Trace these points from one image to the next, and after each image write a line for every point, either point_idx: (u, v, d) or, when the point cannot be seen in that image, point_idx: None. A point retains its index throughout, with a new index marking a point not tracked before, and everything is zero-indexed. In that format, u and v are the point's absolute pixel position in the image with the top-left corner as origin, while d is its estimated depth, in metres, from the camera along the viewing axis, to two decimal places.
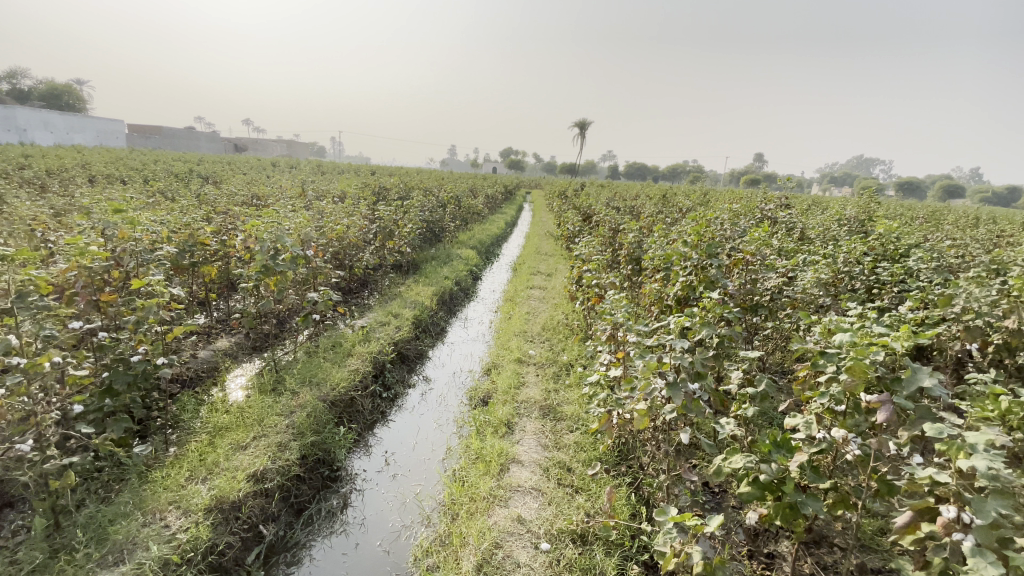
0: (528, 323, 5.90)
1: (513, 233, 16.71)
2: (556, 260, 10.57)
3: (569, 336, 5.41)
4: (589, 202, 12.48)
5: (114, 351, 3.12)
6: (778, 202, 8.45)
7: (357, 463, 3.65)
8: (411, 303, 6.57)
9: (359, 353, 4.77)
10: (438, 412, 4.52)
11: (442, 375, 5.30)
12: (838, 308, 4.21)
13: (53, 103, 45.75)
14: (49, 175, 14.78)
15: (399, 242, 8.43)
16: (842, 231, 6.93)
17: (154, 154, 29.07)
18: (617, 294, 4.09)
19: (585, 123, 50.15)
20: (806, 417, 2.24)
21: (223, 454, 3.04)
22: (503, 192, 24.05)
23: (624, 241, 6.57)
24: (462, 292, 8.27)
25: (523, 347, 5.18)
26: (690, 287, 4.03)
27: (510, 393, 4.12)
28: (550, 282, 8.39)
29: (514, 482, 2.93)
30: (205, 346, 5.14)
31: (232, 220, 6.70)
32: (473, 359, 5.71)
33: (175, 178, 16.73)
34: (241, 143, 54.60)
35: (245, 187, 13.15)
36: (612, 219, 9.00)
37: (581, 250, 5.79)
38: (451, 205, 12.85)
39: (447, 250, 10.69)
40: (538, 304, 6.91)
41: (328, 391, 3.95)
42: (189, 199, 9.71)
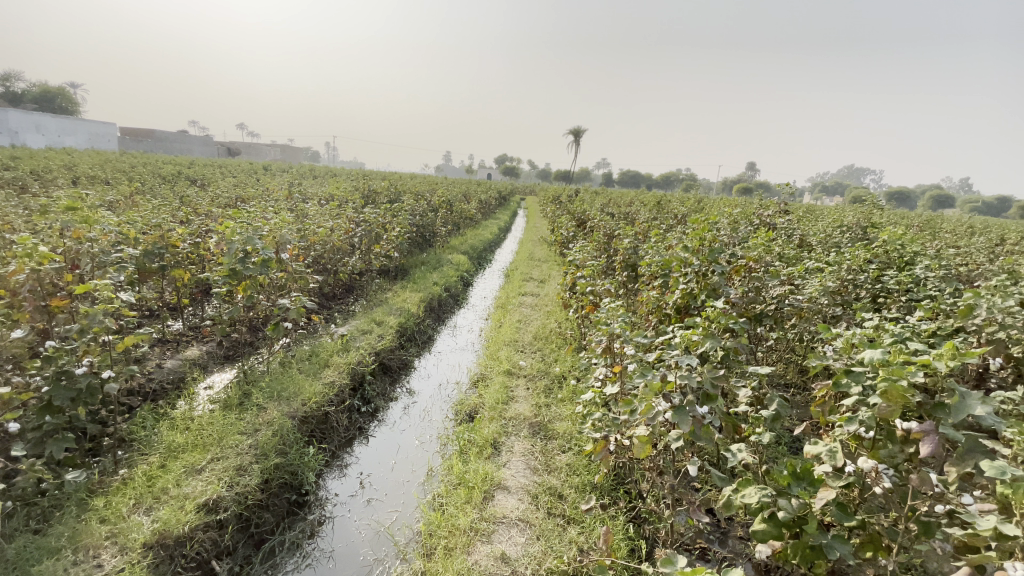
0: (519, 332, 5.60)
1: (506, 239, 16.47)
2: (550, 266, 10.31)
3: (561, 346, 5.13)
4: (583, 207, 12.26)
5: (58, 362, 2.79)
6: (776, 209, 8.24)
7: (329, 487, 3.34)
8: (397, 310, 6.26)
9: (336, 363, 4.46)
10: (421, 428, 4.21)
11: (427, 388, 5.00)
12: (847, 318, 3.95)
13: (43, 105, 45.23)
14: (32, 176, 14.47)
15: (386, 246, 8.14)
16: (843, 237, 6.71)
17: (143, 157, 28.66)
18: (613, 302, 3.81)
19: (579, 130, 50.24)
20: (830, 446, 1.98)
21: (174, 480, 2.71)
22: (496, 197, 23.88)
23: (619, 247, 6.31)
24: (452, 299, 7.98)
25: (514, 358, 4.89)
26: (690, 295, 3.76)
27: (497, 408, 3.82)
28: (543, 288, 8.11)
29: (499, 513, 2.63)
30: (173, 355, 4.81)
31: (209, 221, 6.38)
32: (460, 370, 5.41)
33: (162, 180, 16.46)
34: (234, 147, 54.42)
35: (232, 189, 12.86)
36: (606, 224, 8.75)
37: (574, 255, 5.53)
38: (442, 209, 12.59)
39: (437, 255, 10.41)
40: (530, 312, 6.62)
41: (299, 406, 3.64)
42: (171, 201, 9.40)
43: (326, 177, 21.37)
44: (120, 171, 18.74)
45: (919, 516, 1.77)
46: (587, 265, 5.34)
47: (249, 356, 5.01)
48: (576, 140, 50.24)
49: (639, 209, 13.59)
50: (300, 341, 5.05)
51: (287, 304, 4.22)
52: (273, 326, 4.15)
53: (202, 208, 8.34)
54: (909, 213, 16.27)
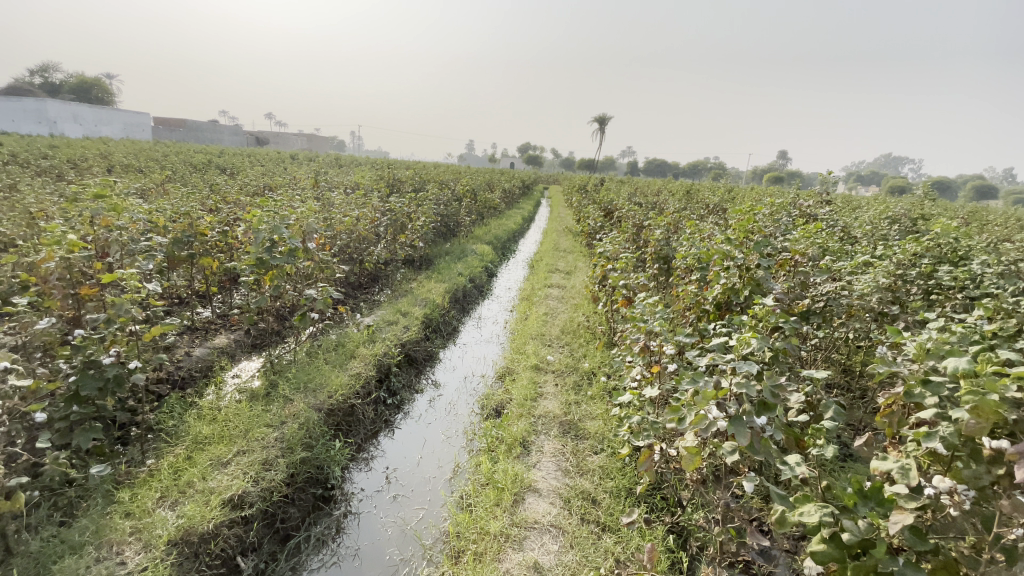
0: (546, 326, 5.45)
1: (531, 229, 16.30)
2: (576, 257, 10.10)
3: (591, 340, 4.97)
4: (610, 197, 11.96)
5: (85, 352, 2.75)
6: (816, 200, 7.86)
7: (354, 481, 3.28)
8: (422, 301, 6.18)
9: (362, 354, 4.39)
10: (447, 422, 4.13)
11: (452, 381, 4.90)
12: (902, 317, 3.69)
13: (82, 96, 46.63)
14: (71, 165, 14.94)
15: (411, 236, 8.06)
16: (890, 231, 6.33)
17: (176, 147, 29.29)
18: (649, 297, 3.63)
19: (605, 118, 49.35)
20: (903, 462, 1.82)
21: (200, 473, 2.68)
22: (520, 186, 23.65)
23: (651, 238, 6.08)
24: (476, 290, 7.88)
25: (542, 352, 4.74)
26: (734, 290, 3.55)
27: (526, 405, 3.70)
28: (569, 280, 7.93)
29: (530, 518, 2.52)
30: (201, 343, 4.82)
31: (237, 209, 6.38)
32: (486, 364, 5.30)
33: (193, 169, 16.76)
34: (262, 137, 55.34)
35: (260, 177, 13.00)
36: (635, 215, 8.48)
37: (605, 246, 5.33)
38: (466, 198, 12.48)
39: (462, 245, 10.32)
40: (557, 305, 6.46)
41: (325, 399, 3.58)
42: (201, 189, 9.52)
43: (352, 166, 21.47)
44: (154, 160, 19.16)
45: (1007, 545, 1.58)
46: (619, 257, 5.15)
47: (276, 345, 4.99)
48: (601, 128, 49.41)
49: (668, 199, 13.23)
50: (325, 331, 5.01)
51: (313, 294, 4.14)
52: (298, 316, 4.07)
53: (231, 196, 8.39)
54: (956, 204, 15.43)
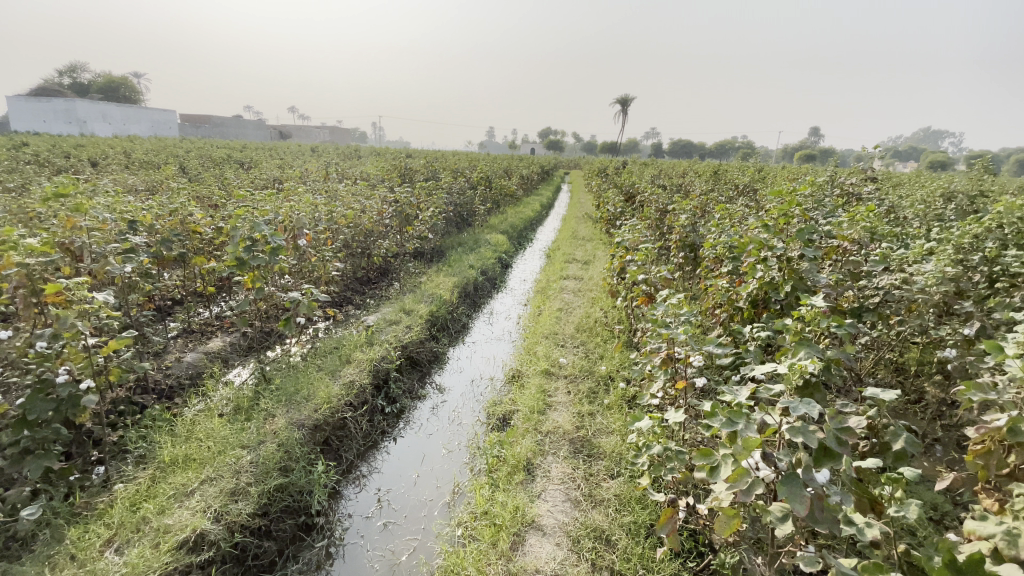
0: (560, 323, 5.02)
1: (550, 216, 15.79)
2: (595, 246, 9.59)
3: (608, 340, 4.53)
4: (631, 180, 11.34)
5: (34, 372, 2.48)
6: (859, 177, 7.15)
7: (342, 507, 2.94)
8: (428, 298, 5.83)
9: (358, 359, 4.05)
10: (450, 433, 3.76)
11: (458, 385, 4.53)
12: (975, 314, 3.12)
13: (111, 96, 47.65)
14: (93, 164, 15.10)
15: (420, 227, 7.69)
16: (946, 212, 5.65)
17: (198, 142, 29.63)
18: (672, 295, 3.16)
19: (627, 100, 48.08)
20: (1012, 528, 1.36)
21: (159, 507, 2.38)
22: (539, 172, 23.07)
23: (675, 225, 5.55)
24: (489, 283, 7.49)
25: (554, 353, 4.32)
26: (772, 284, 3.06)
27: (533, 418, 3.30)
28: (587, 271, 7.46)
29: (530, 565, 2.14)
30: (194, 348, 4.57)
31: (235, 204, 6.09)
32: (495, 365, 4.92)
33: (211, 164, 16.78)
34: (284, 131, 55.87)
35: (273, 171, 12.84)
36: (658, 199, 7.91)
37: (624, 235, 4.84)
38: (481, 186, 12.04)
39: (476, 235, 9.93)
40: (573, 299, 6.02)
41: (310, 413, 3.24)
42: (210, 184, 9.36)
43: (369, 156, 21.26)
44: (174, 156, 19.29)
45: None
46: (639, 247, 4.66)
47: (272, 347, 4.72)
48: (623, 110, 48.12)
49: (693, 181, 12.52)
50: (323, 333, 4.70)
51: (298, 296, 3.72)
52: (285, 320, 3.73)
53: (237, 191, 8.17)
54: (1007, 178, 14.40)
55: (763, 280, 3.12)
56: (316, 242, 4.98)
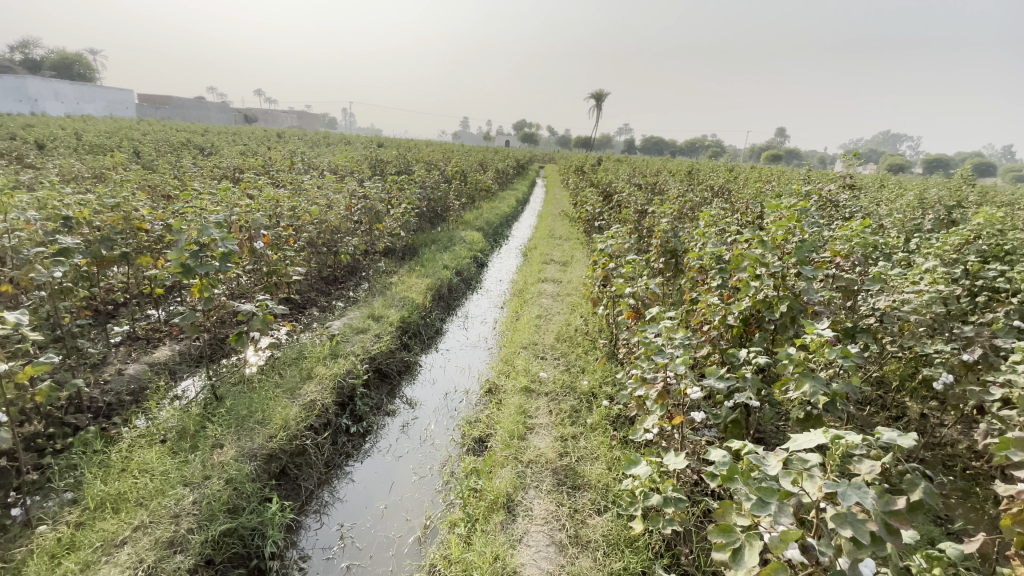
0: (539, 332, 4.78)
1: (526, 212, 15.56)
2: (572, 246, 9.40)
3: (590, 351, 4.33)
4: (609, 179, 11.19)
5: None
6: (837, 184, 7.14)
7: (299, 546, 2.64)
8: (400, 302, 5.50)
9: (321, 374, 3.73)
10: (420, 456, 3.48)
11: (430, 398, 4.25)
12: (969, 336, 3.04)
13: (61, 72, 44.79)
14: (37, 146, 14.08)
15: (391, 224, 7.33)
16: (924, 223, 5.66)
17: (158, 125, 28.14)
18: (663, 313, 2.96)
19: (602, 95, 48.18)
20: None
21: (81, 564, 2.04)
22: (515, 166, 22.78)
23: (656, 230, 5.39)
24: (463, 283, 7.20)
25: (534, 367, 4.08)
26: (767, 302, 2.90)
27: (513, 443, 3.06)
28: (565, 273, 7.25)
29: None
30: (138, 359, 4.16)
31: (189, 197, 5.62)
32: (470, 376, 4.66)
33: (169, 148, 15.88)
34: (250, 115, 53.90)
35: (235, 159, 12.15)
36: (637, 200, 7.74)
37: (606, 242, 4.63)
38: (456, 180, 11.69)
39: (450, 232, 9.60)
40: (552, 305, 5.79)
41: (265, 440, 2.92)
42: (164, 173, 8.72)
43: (340, 145, 20.52)
44: (129, 139, 18.18)
45: None
46: (622, 254, 4.46)
47: (227, 357, 4.33)
48: (598, 105, 48.20)
49: (670, 181, 12.47)
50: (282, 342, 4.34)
51: (250, 309, 3.10)
52: (236, 335, 3.28)
53: (192, 182, 7.62)
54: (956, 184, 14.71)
55: (757, 298, 2.95)
56: (277, 243, 4.59)
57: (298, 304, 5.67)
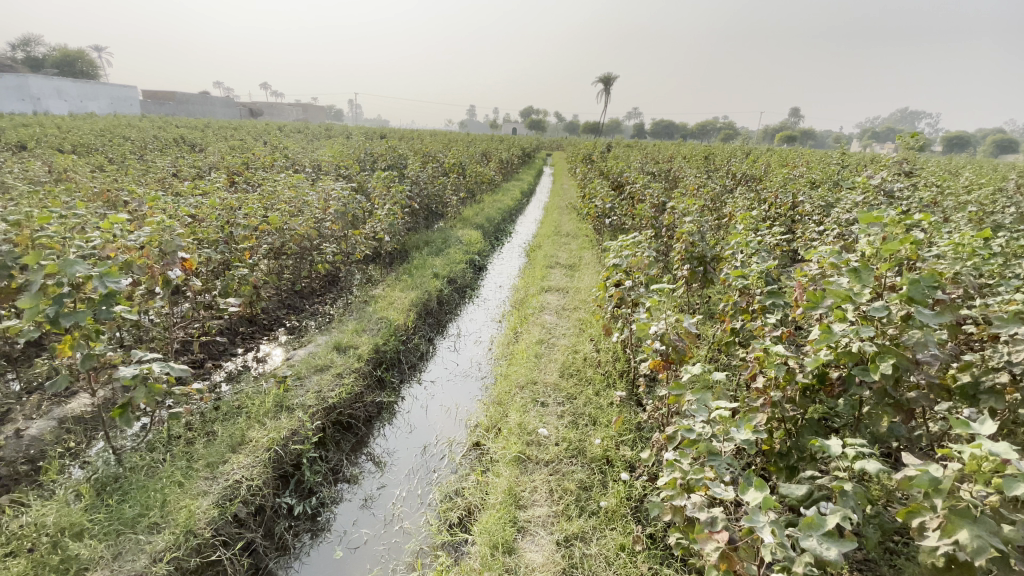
0: (539, 365, 3.93)
1: (532, 205, 14.63)
2: (580, 245, 8.52)
3: (603, 394, 3.46)
4: (620, 167, 10.24)
5: None
6: (890, 170, 6.12)
7: None
8: (376, 326, 4.67)
9: (258, 438, 2.93)
10: (381, 547, 2.65)
11: (404, 454, 3.43)
12: None
13: (66, 70, 44.50)
14: (15, 146, 13.32)
15: (374, 228, 6.47)
16: (1004, 218, 4.70)
17: (155, 120, 27.45)
18: (709, 378, 2.09)
19: (609, 79, 46.75)
20: None
21: None
22: (519, 155, 21.79)
23: (681, 232, 4.48)
24: (457, 294, 6.35)
25: (531, 417, 3.23)
26: (853, 357, 2.05)
27: (499, 555, 2.22)
28: (572, 280, 6.38)
29: None
30: (44, 414, 3.36)
31: (127, 207, 4.78)
32: (456, 420, 3.82)
33: (155, 145, 15.05)
34: (254, 108, 53.32)
35: (217, 156, 11.29)
36: (654, 194, 6.79)
37: (620, 256, 3.73)
38: (454, 173, 10.78)
39: (446, 232, 8.74)
40: (557, 323, 4.92)
41: (153, 560, 2.13)
42: (128, 175, 7.88)
43: (341, 137, 19.78)
44: (122, 137, 17.57)
45: None
46: (642, 270, 3.58)
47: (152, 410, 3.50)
48: (606, 89, 46.82)
49: (686, 168, 11.48)
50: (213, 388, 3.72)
51: (134, 369, 2.22)
52: (121, 406, 2.30)
53: (154, 186, 6.84)
54: (990, 164, 13.59)
55: (838, 350, 2.10)
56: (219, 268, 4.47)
57: (260, 327, 5.07)
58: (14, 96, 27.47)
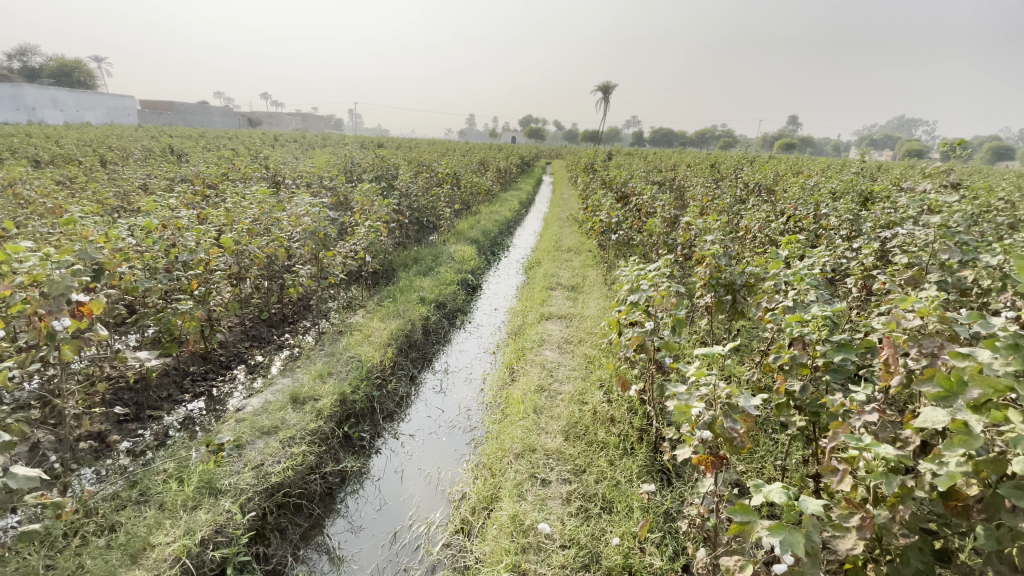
0: (538, 422, 3.22)
1: (531, 216, 13.99)
2: (583, 262, 7.85)
3: (619, 468, 2.76)
4: (625, 176, 9.59)
5: None
6: (933, 181, 5.45)
7: None
8: (347, 367, 3.98)
9: (164, 545, 2.21)
10: None
11: (369, 541, 2.71)
12: None
13: (62, 79, 44.11)
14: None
15: (354, 247, 5.80)
16: None
17: (148, 130, 26.86)
18: (796, 508, 1.38)
19: (608, 87, 46.45)
20: None
21: None
22: (518, 164, 21.22)
23: (704, 255, 3.80)
24: (445, 321, 5.66)
25: (528, 504, 2.52)
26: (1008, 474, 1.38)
27: None
28: (576, 304, 5.69)
29: None
30: None
31: (56, 228, 4.08)
32: (437, 490, 3.10)
33: (137, 154, 14.41)
34: (252, 117, 52.99)
35: (197, 167, 10.61)
36: (666, 208, 6.13)
37: (636, 290, 3.05)
38: (448, 183, 10.13)
39: (438, 247, 8.07)
40: (559, 361, 4.20)
41: None
42: (88, 188, 7.18)
43: (336, 145, 19.21)
44: (108, 146, 16.95)
45: None
46: (665, 309, 2.89)
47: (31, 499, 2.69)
48: (605, 97, 46.45)
49: (692, 177, 10.85)
50: (105, 472, 2.97)
51: None
52: None
53: (113, 202, 6.15)
54: (1011, 173, 12.97)
55: (977, 457, 1.42)
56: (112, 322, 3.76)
57: (216, 365, 4.37)
58: (7, 106, 26.97)
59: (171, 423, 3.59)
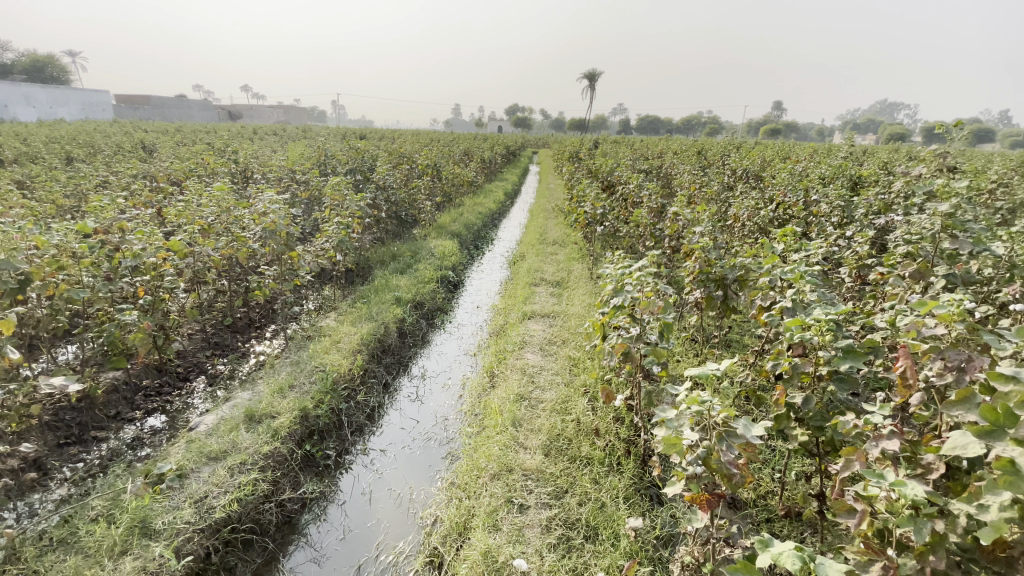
0: (517, 437, 2.95)
1: (516, 207, 13.67)
2: (568, 255, 7.57)
3: (604, 489, 2.50)
4: (610, 165, 9.30)
5: None
6: (925, 165, 5.25)
7: None
8: (312, 378, 3.68)
9: None
10: None
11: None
12: None
13: (30, 73, 42.56)
14: None
15: (324, 246, 5.46)
16: None
17: (120, 125, 25.92)
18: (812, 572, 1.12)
19: (593, 75, 46.02)
20: None
21: None
22: (503, 154, 20.82)
23: (694, 249, 3.53)
24: (422, 322, 5.36)
25: (503, 535, 2.26)
26: None
27: None
28: (560, 301, 5.43)
29: None
30: None
31: None
32: (407, 514, 2.82)
33: (103, 151, 13.76)
34: (230, 109, 51.68)
35: (165, 163, 10.08)
36: (652, 198, 5.86)
37: (620, 292, 2.77)
38: (428, 175, 9.76)
39: (417, 242, 7.74)
40: (541, 365, 3.93)
41: None
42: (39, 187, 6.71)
43: (315, 137, 18.64)
44: (74, 142, 16.21)
45: None
46: (651, 312, 2.63)
47: None
48: (591, 84, 46.00)
49: (679, 164, 10.60)
50: (34, 508, 2.65)
51: None
52: None
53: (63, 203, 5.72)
54: (996, 155, 12.91)
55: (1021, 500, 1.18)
56: (50, 336, 3.43)
57: (172, 378, 4.04)
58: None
59: (116, 446, 3.26)
